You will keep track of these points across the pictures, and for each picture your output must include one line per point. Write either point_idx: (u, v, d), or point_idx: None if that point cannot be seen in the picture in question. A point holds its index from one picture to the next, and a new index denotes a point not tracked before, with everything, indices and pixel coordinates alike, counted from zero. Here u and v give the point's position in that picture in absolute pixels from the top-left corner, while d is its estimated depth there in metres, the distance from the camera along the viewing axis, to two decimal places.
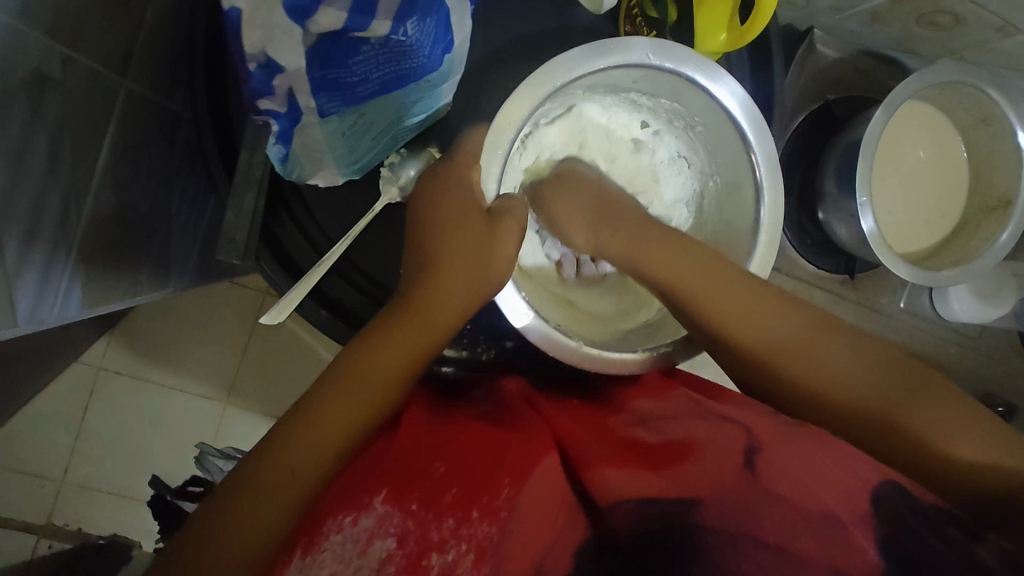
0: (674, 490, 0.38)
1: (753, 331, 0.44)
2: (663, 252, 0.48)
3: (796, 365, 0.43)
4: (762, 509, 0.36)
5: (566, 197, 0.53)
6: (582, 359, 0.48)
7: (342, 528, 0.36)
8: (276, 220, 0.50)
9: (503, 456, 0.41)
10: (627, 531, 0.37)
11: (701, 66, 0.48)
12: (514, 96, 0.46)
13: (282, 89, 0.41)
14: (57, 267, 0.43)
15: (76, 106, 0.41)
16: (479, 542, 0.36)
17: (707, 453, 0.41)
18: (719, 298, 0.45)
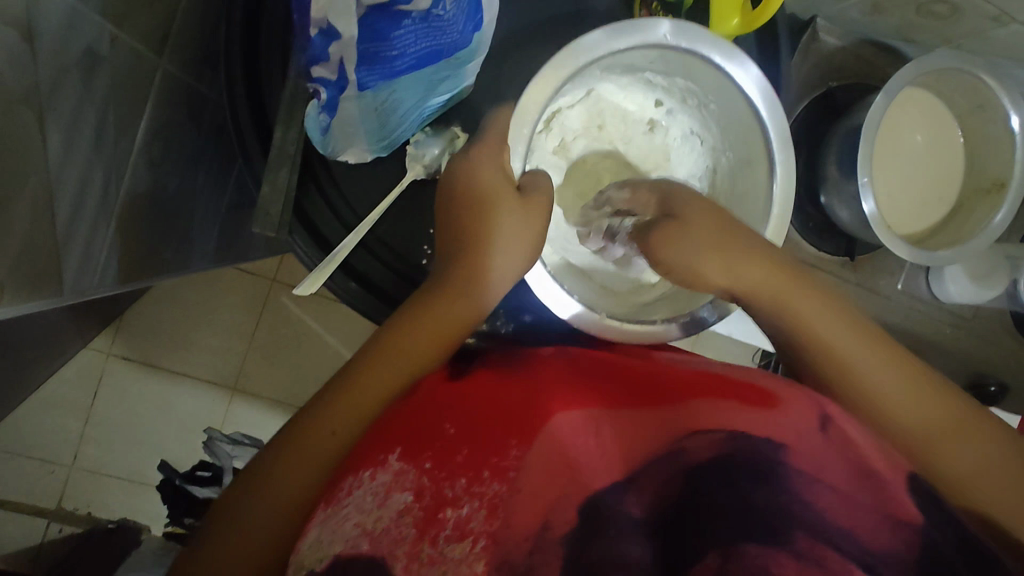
0: (761, 428, 0.37)
1: (905, 409, 0.41)
2: (796, 306, 0.45)
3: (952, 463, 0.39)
4: (811, 458, 0.35)
5: (688, 231, 0.47)
6: (604, 330, 0.52)
7: (362, 484, 0.37)
8: (306, 195, 0.52)
9: (524, 416, 0.41)
10: (704, 457, 0.35)
11: (717, 45, 0.51)
12: (540, 75, 0.49)
13: (336, 56, 0.42)
14: (97, 242, 0.45)
15: (120, 84, 0.43)
16: (490, 499, 0.36)
17: (789, 408, 0.39)
18: (855, 357, 0.43)
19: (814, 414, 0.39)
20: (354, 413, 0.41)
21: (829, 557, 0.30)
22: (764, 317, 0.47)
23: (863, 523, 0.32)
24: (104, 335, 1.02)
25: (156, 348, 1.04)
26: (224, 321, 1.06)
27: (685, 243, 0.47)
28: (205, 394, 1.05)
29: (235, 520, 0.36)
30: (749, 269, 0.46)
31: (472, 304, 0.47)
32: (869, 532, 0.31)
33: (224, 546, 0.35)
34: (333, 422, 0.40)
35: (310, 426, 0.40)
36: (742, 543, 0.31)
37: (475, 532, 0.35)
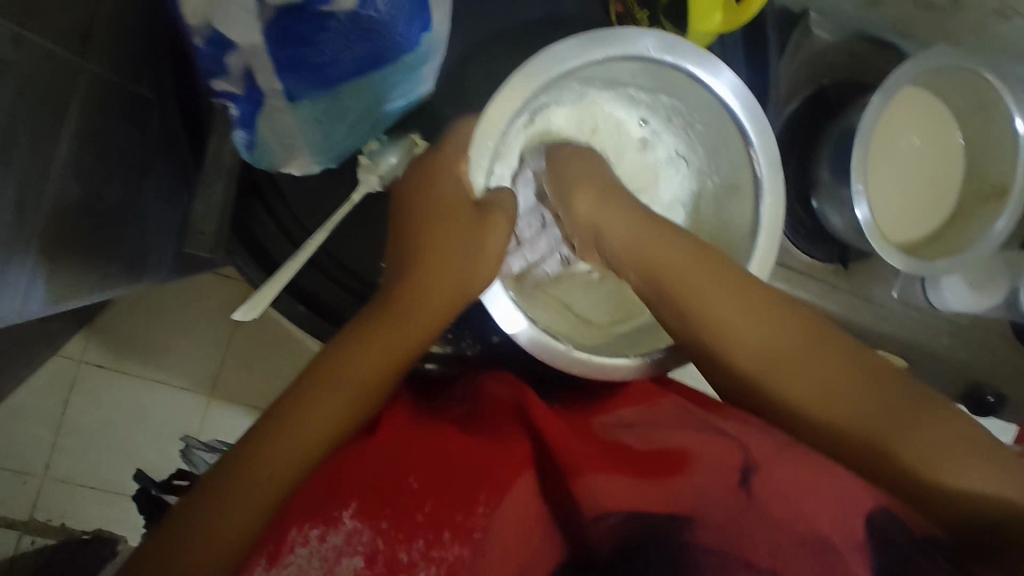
0: (667, 505, 0.37)
1: (746, 340, 0.42)
2: (661, 254, 0.46)
3: (785, 382, 0.40)
4: (750, 531, 0.34)
5: (570, 172, 0.51)
6: (572, 364, 0.47)
7: (307, 543, 0.35)
8: (248, 210, 0.48)
9: (478, 468, 0.40)
10: (603, 544, 0.37)
11: (702, 60, 0.47)
12: (507, 88, 0.44)
13: (237, 67, 0.37)
14: (17, 260, 0.40)
15: (32, 89, 0.38)
16: (451, 564, 0.35)
17: (701, 462, 0.38)
18: (707, 303, 0.43)
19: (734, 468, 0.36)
20: (304, 451, 0.36)
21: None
22: (627, 258, 0.48)
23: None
24: (74, 343, 0.98)
25: (125, 356, 1.00)
26: (196, 328, 1.01)
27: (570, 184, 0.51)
28: (178, 402, 1.01)
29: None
30: (611, 211, 0.49)
31: (425, 329, 0.44)
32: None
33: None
34: (277, 463, 0.35)
35: (246, 464, 0.35)
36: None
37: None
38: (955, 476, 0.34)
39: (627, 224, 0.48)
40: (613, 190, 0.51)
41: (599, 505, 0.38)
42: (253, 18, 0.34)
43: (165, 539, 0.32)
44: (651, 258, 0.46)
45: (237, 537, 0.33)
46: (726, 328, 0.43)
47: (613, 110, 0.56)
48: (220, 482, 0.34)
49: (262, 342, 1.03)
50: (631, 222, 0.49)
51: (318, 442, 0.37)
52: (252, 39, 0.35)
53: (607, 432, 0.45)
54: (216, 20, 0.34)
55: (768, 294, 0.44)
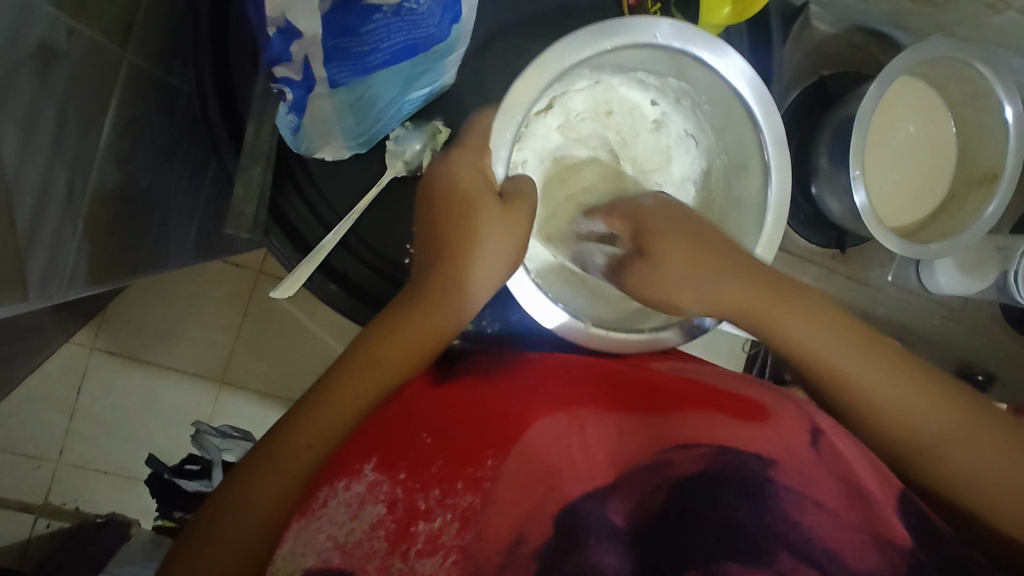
0: (737, 442, 0.39)
1: (889, 400, 0.41)
2: (788, 328, 0.43)
3: (943, 464, 0.39)
4: (789, 470, 0.37)
5: (678, 252, 0.46)
6: (591, 339, 0.52)
7: (337, 494, 0.39)
8: (281, 193, 0.50)
9: (494, 428, 0.43)
10: (690, 468, 0.37)
11: (707, 41, 0.49)
12: (524, 78, 0.48)
13: (298, 56, 0.39)
14: (63, 244, 0.43)
15: (81, 78, 0.41)
16: (463, 511, 0.38)
17: (780, 422, 0.42)
18: (849, 364, 0.42)
19: (804, 429, 0.42)
20: (332, 422, 0.40)
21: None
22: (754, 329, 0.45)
23: (850, 546, 0.33)
24: (88, 330, 1.00)
25: (140, 342, 1.02)
26: (209, 315, 1.03)
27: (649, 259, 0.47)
28: (192, 388, 1.03)
29: (205, 543, 0.35)
30: (720, 286, 0.45)
31: (453, 314, 0.47)
32: (862, 554, 0.33)
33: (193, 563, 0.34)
34: (312, 432, 0.39)
35: (289, 432, 0.39)
36: (726, 562, 0.32)
37: (446, 546, 0.36)
38: None
39: (732, 283, 0.45)
40: (716, 255, 0.46)
41: (668, 440, 0.40)
42: (316, 8, 0.37)
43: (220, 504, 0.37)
44: (780, 328, 0.43)
45: (280, 497, 0.37)
46: (870, 398, 0.41)
47: (625, 95, 0.58)
48: (269, 446, 0.39)
49: (275, 329, 1.05)
50: (738, 287, 0.44)
51: (345, 414, 0.40)
52: (315, 29, 0.38)
53: (639, 377, 0.49)
54: (290, 11, 0.37)
55: (910, 363, 0.42)
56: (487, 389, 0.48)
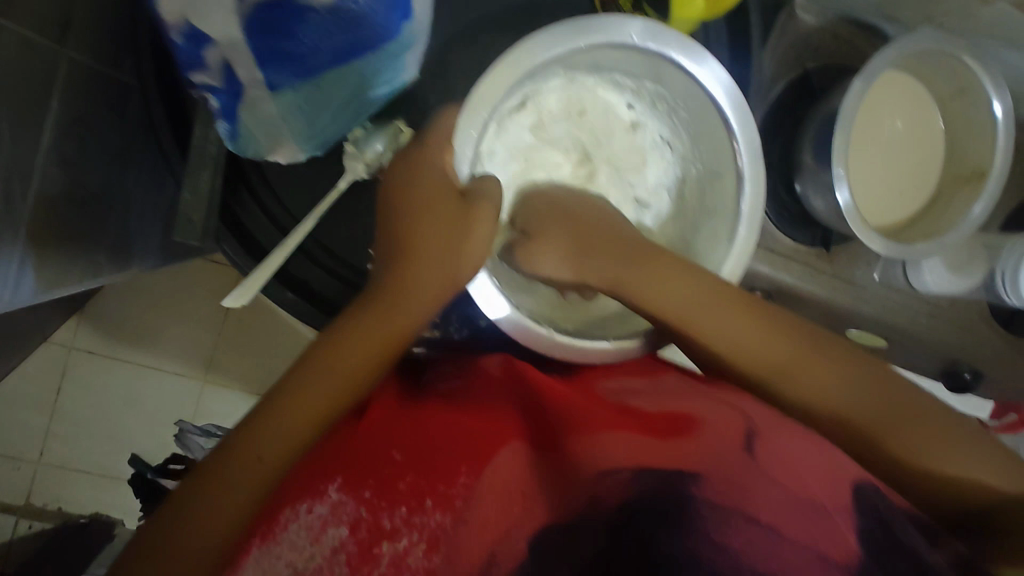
0: (677, 463, 0.39)
1: (754, 357, 0.45)
2: (656, 292, 0.47)
3: (801, 390, 0.44)
4: (749, 487, 0.36)
5: (555, 226, 0.52)
6: (552, 347, 0.48)
7: (298, 517, 0.37)
8: (235, 198, 0.48)
9: (464, 442, 0.41)
10: (615, 498, 0.37)
11: (685, 48, 0.48)
12: (492, 74, 0.45)
13: (216, 60, 0.38)
14: (2, 253, 0.40)
15: (12, 78, 0.38)
16: (431, 531, 0.36)
17: (709, 427, 0.41)
18: (719, 331, 0.46)
19: (739, 434, 0.40)
20: (288, 437, 0.39)
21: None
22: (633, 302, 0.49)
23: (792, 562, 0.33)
24: (63, 329, 0.98)
25: (116, 342, 1.00)
26: (187, 314, 1.01)
27: (546, 245, 0.52)
28: (171, 388, 1.01)
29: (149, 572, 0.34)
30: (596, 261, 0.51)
31: (407, 313, 0.46)
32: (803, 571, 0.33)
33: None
34: (265, 449, 0.38)
35: (245, 448, 0.38)
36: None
37: (412, 568, 0.35)
38: (934, 461, 0.41)
39: (617, 264, 0.50)
40: (605, 242, 0.51)
41: (604, 462, 0.39)
42: (231, 15, 0.35)
43: (168, 529, 0.36)
44: (648, 294, 0.47)
45: (233, 521, 0.36)
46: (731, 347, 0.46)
47: (601, 96, 0.55)
48: (220, 464, 0.38)
49: (256, 330, 1.02)
50: (615, 265, 0.50)
51: (299, 424, 0.40)
52: (230, 31, 0.36)
53: (610, 396, 0.48)
54: (194, 16, 0.35)
55: (762, 310, 0.46)
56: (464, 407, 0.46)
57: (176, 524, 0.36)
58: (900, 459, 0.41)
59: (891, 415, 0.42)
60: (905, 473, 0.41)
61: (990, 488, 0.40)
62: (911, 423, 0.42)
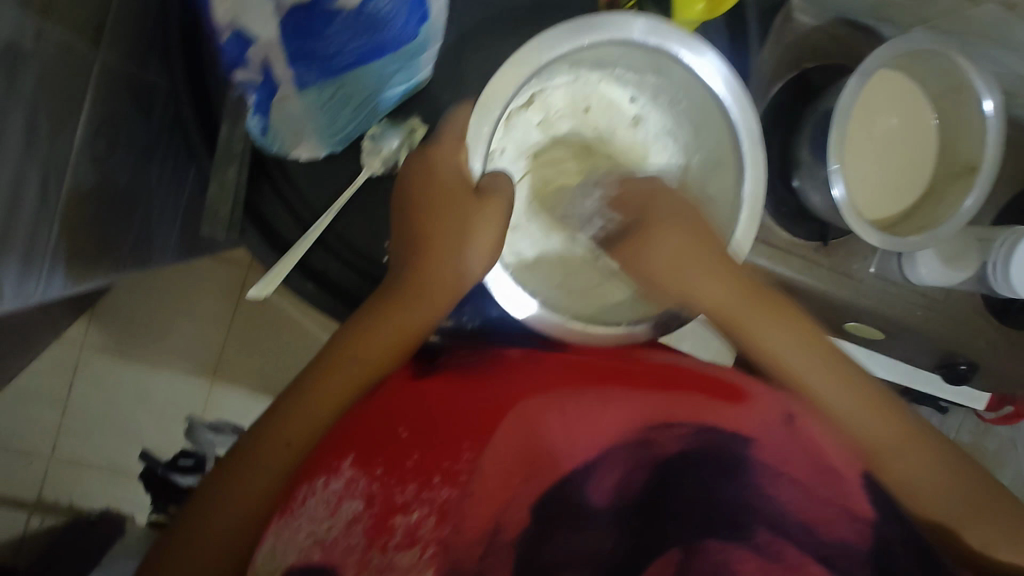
0: (734, 425, 0.44)
1: (844, 405, 0.48)
2: (761, 333, 0.50)
3: (894, 468, 0.46)
4: (790, 464, 0.43)
5: (660, 235, 0.52)
6: (567, 334, 0.50)
7: (315, 492, 0.40)
8: (258, 192, 0.51)
9: (468, 419, 0.44)
10: (674, 448, 0.43)
11: (685, 41, 0.49)
12: (500, 73, 0.47)
13: (257, 57, 0.41)
14: (38, 244, 0.43)
15: (51, 79, 0.41)
16: (440, 504, 0.40)
17: (759, 403, 0.47)
18: (812, 375, 0.49)
19: (781, 411, 0.47)
20: (309, 421, 0.42)
21: (788, 552, 0.38)
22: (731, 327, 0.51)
23: (821, 516, 0.40)
24: (78, 326, 1.00)
25: (130, 339, 1.02)
26: (199, 311, 1.03)
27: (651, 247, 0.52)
28: (182, 385, 1.03)
29: (187, 545, 0.38)
30: (712, 280, 0.50)
31: (426, 313, 0.48)
32: (833, 525, 0.40)
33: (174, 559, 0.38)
34: (290, 433, 0.42)
35: (271, 434, 0.42)
36: (704, 539, 0.39)
37: (424, 539, 0.39)
38: (991, 539, 0.44)
39: (714, 282, 0.50)
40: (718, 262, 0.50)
41: (649, 420, 0.44)
42: (274, 15, 0.39)
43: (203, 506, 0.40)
44: (751, 322, 0.50)
45: (257, 500, 0.40)
46: (826, 402, 0.48)
47: (604, 92, 0.58)
48: (251, 449, 0.41)
49: (264, 327, 1.04)
50: (722, 289, 0.50)
51: (324, 412, 0.43)
52: (270, 33, 0.40)
53: (627, 366, 0.50)
54: (241, 20, 0.39)
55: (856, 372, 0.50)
56: (466, 380, 0.48)
57: (210, 498, 0.40)
58: (962, 540, 0.44)
59: (968, 509, 0.45)
60: (969, 554, 0.44)
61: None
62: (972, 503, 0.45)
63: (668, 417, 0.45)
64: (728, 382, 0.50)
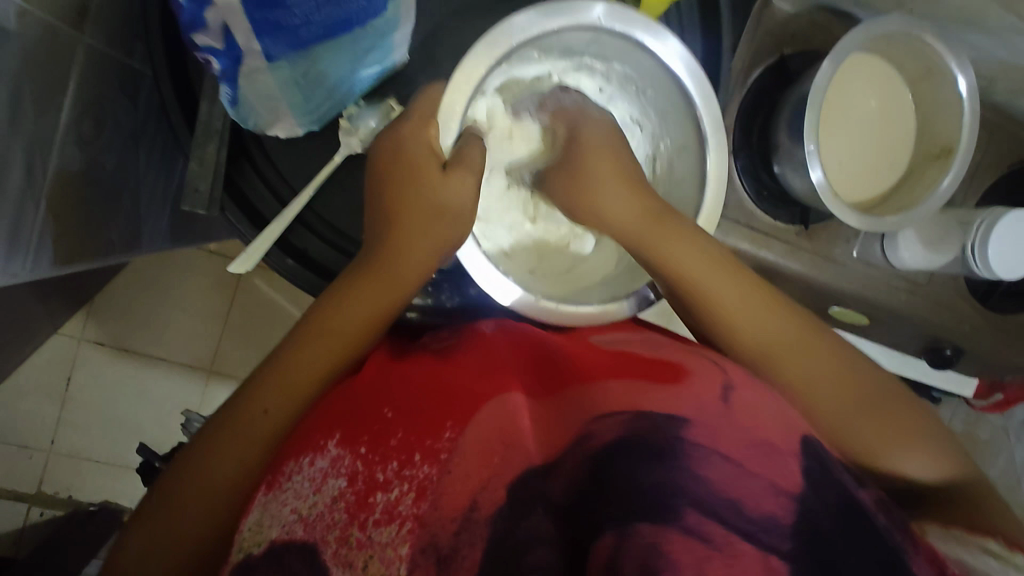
0: (671, 407, 0.40)
1: (749, 327, 0.48)
2: (667, 247, 0.49)
3: (790, 378, 0.47)
4: (723, 433, 0.38)
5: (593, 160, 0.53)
6: (539, 312, 0.52)
7: (302, 469, 0.40)
8: (238, 170, 0.52)
9: (457, 400, 0.43)
10: (608, 436, 0.39)
11: (648, 27, 0.50)
12: (472, 56, 0.48)
13: (216, 23, 0.40)
14: (24, 224, 0.44)
15: (34, 59, 0.42)
16: (420, 482, 0.38)
17: (696, 379, 0.43)
18: (723, 296, 0.49)
19: (719, 381, 0.43)
20: (291, 393, 0.43)
21: (716, 532, 0.34)
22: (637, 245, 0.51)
23: (752, 495, 0.36)
24: (74, 321, 1.01)
25: (125, 332, 1.03)
26: (193, 303, 1.04)
27: (589, 187, 0.54)
28: (178, 377, 1.04)
29: (175, 512, 0.39)
30: (632, 205, 0.52)
31: (399, 287, 0.49)
32: (757, 499, 0.36)
33: (162, 525, 0.38)
34: (269, 401, 0.42)
35: (249, 402, 0.42)
36: (635, 523, 0.35)
37: (403, 515, 0.37)
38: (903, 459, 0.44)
39: (616, 198, 0.52)
40: (626, 179, 0.53)
41: (596, 410, 0.41)
42: None
43: (180, 474, 0.40)
44: (647, 237, 0.50)
45: (237, 469, 0.40)
46: (734, 320, 0.48)
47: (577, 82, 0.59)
48: (231, 417, 0.42)
49: (261, 317, 1.06)
50: (640, 214, 0.51)
51: (307, 381, 0.44)
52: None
53: (607, 346, 0.50)
54: None
55: (776, 302, 0.49)
56: (460, 366, 0.47)
57: (192, 467, 0.40)
58: (866, 447, 0.44)
59: (863, 408, 0.45)
60: (871, 464, 0.44)
61: (953, 483, 0.43)
62: (890, 421, 0.45)
63: (619, 404, 0.41)
64: (673, 363, 0.46)
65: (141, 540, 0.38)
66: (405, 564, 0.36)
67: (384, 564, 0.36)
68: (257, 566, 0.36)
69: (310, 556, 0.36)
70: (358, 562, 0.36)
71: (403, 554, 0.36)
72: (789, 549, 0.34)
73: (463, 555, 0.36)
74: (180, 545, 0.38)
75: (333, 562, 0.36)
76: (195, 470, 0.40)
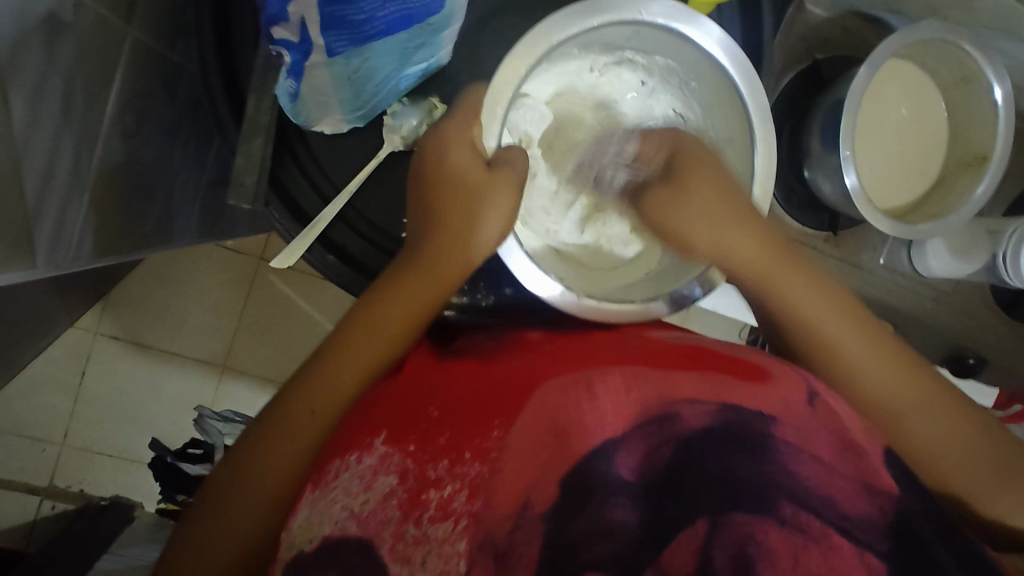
0: (715, 395, 0.40)
1: (856, 360, 0.46)
2: (780, 277, 0.49)
3: (904, 425, 0.45)
4: (777, 433, 0.38)
5: (703, 197, 0.51)
6: (580, 310, 0.51)
7: (349, 467, 0.40)
8: (281, 164, 0.52)
9: (502, 400, 0.43)
10: (694, 423, 0.39)
11: (686, 14, 0.51)
12: (513, 56, 0.48)
13: (296, 17, 0.42)
14: (68, 215, 0.44)
15: (86, 51, 0.42)
16: (472, 479, 0.38)
17: (778, 386, 0.42)
18: (828, 326, 0.47)
19: (802, 389, 0.42)
20: (337, 391, 0.43)
21: (812, 524, 0.34)
22: (747, 279, 0.51)
23: (843, 492, 0.36)
24: (91, 314, 1.01)
25: (143, 327, 1.03)
26: (211, 299, 1.04)
27: (689, 207, 0.52)
28: (195, 373, 1.04)
29: (220, 517, 0.39)
30: (742, 237, 0.50)
31: (440, 281, 0.49)
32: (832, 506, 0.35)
33: (215, 528, 0.38)
34: (316, 400, 0.42)
35: (308, 394, 0.42)
36: (731, 514, 0.35)
37: (457, 512, 0.37)
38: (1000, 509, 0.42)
39: (727, 229, 0.50)
40: (726, 201, 0.51)
41: (672, 394, 0.41)
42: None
43: (228, 480, 0.40)
44: (767, 280, 0.49)
45: (290, 469, 0.40)
46: (835, 346, 0.47)
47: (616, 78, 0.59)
48: (279, 414, 0.42)
49: (277, 314, 1.06)
50: (761, 248, 0.50)
51: (356, 375, 0.44)
52: None
53: (645, 343, 0.50)
54: None
55: (882, 334, 0.48)
56: (495, 366, 0.47)
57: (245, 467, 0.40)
58: (966, 489, 0.43)
59: (965, 453, 0.44)
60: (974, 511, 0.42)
61: None
62: (990, 468, 0.43)
63: (687, 394, 0.41)
64: (757, 365, 0.45)
65: (197, 546, 0.38)
66: (463, 560, 0.35)
67: (441, 561, 0.35)
68: (310, 561, 0.36)
69: (366, 552, 0.36)
70: (416, 557, 0.36)
71: (461, 550, 0.35)
72: (887, 550, 0.34)
73: (520, 553, 0.35)
74: (232, 549, 0.38)
75: (390, 558, 0.36)
76: (242, 474, 0.40)
